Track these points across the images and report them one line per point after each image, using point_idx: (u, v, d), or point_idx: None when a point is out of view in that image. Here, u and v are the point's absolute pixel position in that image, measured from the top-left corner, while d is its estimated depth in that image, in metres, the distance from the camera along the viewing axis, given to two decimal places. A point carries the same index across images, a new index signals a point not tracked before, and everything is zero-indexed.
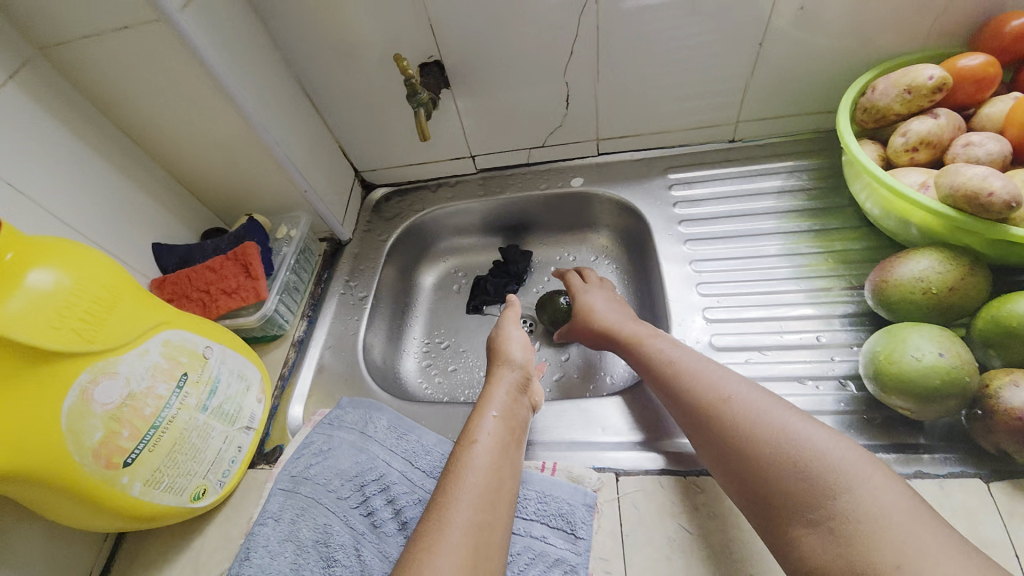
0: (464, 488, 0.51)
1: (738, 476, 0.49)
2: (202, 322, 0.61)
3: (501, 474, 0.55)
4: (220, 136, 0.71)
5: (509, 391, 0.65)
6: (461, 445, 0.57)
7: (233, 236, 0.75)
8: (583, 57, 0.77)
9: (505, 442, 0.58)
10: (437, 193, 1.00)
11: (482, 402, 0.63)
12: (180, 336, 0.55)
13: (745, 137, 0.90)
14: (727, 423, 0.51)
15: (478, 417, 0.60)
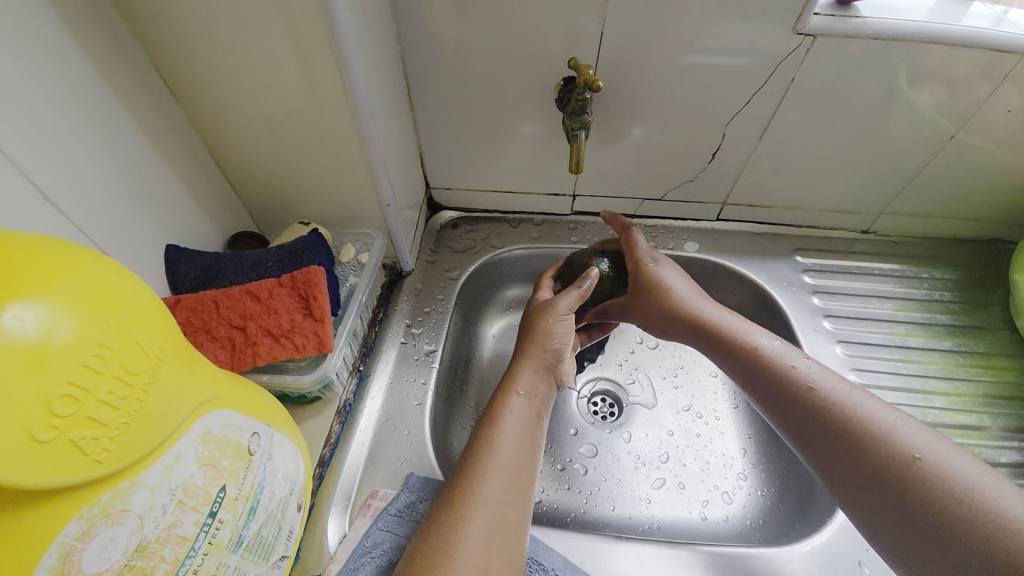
0: (487, 481, 0.49)
1: (861, 490, 0.43)
2: (244, 392, 0.39)
3: (524, 463, 0.52)
4: (302, 114, 0.51)
5: (537, 372, 0.59)
6: (483, 433, 0.53)
7: (287, 251, 0.53)
8: (756, 111, 0.65)
9: (528, 431, 0.55)
10: (519, 229, 0.82)
11: (508, 376, 0.59)
12: (224, 422, 0.34)
13: (880, 231, 0.80)
14: (818, 407, 0.49)
15: (502, 401, 0.56)
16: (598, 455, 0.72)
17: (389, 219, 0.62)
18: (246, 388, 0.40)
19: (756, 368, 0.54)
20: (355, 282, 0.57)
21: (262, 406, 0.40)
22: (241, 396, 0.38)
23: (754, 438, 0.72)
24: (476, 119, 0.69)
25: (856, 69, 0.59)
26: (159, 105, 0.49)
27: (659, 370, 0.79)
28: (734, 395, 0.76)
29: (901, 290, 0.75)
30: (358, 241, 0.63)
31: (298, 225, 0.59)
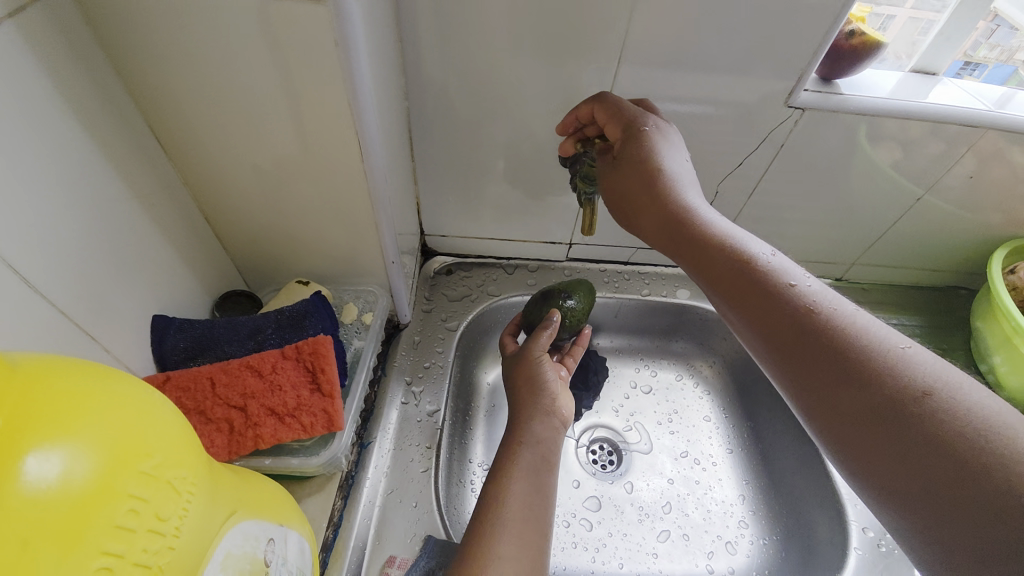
0: (500, 538, 0.45)
1: (843, 392, 0.34)
2: (255, 493, 0.35)
3: (537, 516, 0.48)
4: (310, 174, 0.49)
5: (542, 419, 0.56)
6: (493, 487, 0.50)
7: (288, 316, 0.50)
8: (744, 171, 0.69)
9: (541, 479, 0.51)
10: (515, 275, 0.81)
11: (514, 427, 0.56)
12: (243, 536, 0.30)
13: (851, 278, 0.86)
14: (795, 320, 0.37)
15: (512, 449, 0.53)
16: (602, 509, 0.70)
17: (392, 274, 0.60)
18: (256, 486, 0.36)
19: (747, 293, 0.40)
20: (361, 345, 0.56)
21: (271, 505, 0.37)
22: (254, 500, 0.34)
23: (751, 484, 0.73)
24: (477, 171, 0.69)
25: (833, 138, 0.65)
26: (153, 163, 0.46)
27: (654, 415, 0.79)
28: (727, 440, 0.77)
29: None
30: (360, 298, 0.61)
31: (296, 284, 0.56)
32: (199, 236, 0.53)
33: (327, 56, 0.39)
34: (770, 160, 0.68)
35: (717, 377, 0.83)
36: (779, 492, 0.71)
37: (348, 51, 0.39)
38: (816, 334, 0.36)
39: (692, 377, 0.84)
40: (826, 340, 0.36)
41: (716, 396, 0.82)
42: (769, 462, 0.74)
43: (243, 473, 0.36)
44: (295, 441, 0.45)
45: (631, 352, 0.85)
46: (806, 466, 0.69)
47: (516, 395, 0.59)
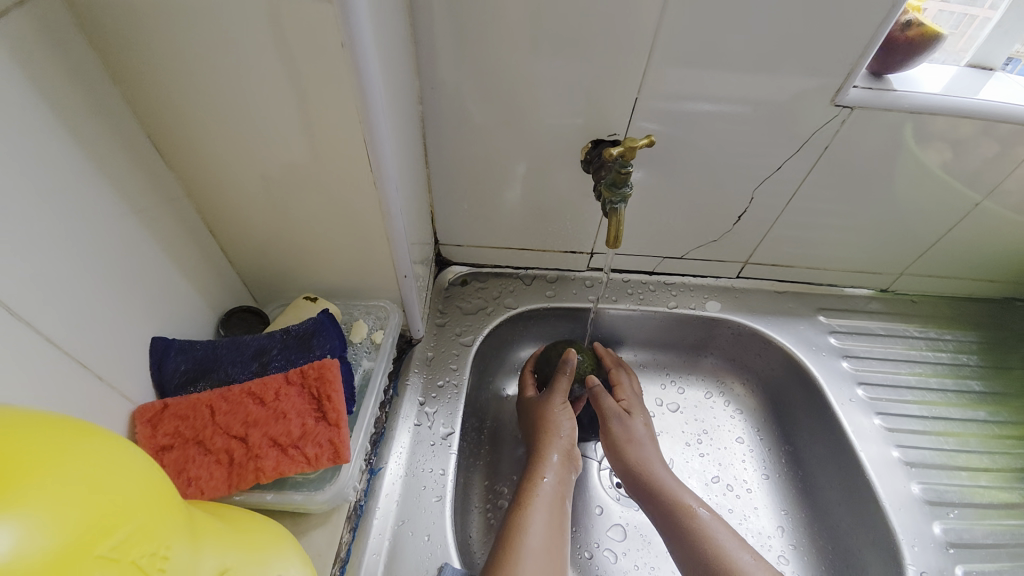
0: (523, 565, 0.49)
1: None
2: (237, 545, 0.33)
3: (555, 549, 0.52)
4: (318, 186, 0.46)
5: (558, 457, 0.59)
6: (514, 518, 0.53)
7: (294, 336, 0.47)
8: (784, 176, 0.63)
9: (558, 514, 0.55)
10: (532, 286, 0.77)
11: (531, 465, 0.59)
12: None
13: (899, 289, 0.79)
14: (687, 531, 0.55)
15: (532, 483, 0.57)
16: (628, 538, 0.65)
17: (405, 290, 0.56)
18: (240, 535, 0.34)
19: (654, 496, 0.58)
20: (370, 365, 0.52)
21: (257, 552, 0.35)
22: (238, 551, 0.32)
23: (790, 513, 0.68)
24: (495, 178, 0.65)
25: (886, 140, 0.59)
26: (154, 175, 0.43)
27: (682, 436, 0.74)
28: (762, 464, 0.72)
29: (928, 353, 0.74)
30: (370, 314, 0.57)
31: (304, 300, 0.52)
32: (202, 250, 0.50)
33: (335, 62, 0.36)
34: (811, 166, 0.62)
35: (750, 396, 0.78)
36: (822, 526, 0.65)
37: (357, 54, 0.36)
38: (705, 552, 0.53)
39: (723, 394, 0.78)
40: (678, 531, 0.55)
41: (749, 417, 0.76)
42: (811, 490, 0.68)
43: (224, 523, 0.34)
44: (298, 474, 0.42)
45: (656, 367, 0.80)
46: (854, 500, 0.63)
47: (532, 437, 0.62)
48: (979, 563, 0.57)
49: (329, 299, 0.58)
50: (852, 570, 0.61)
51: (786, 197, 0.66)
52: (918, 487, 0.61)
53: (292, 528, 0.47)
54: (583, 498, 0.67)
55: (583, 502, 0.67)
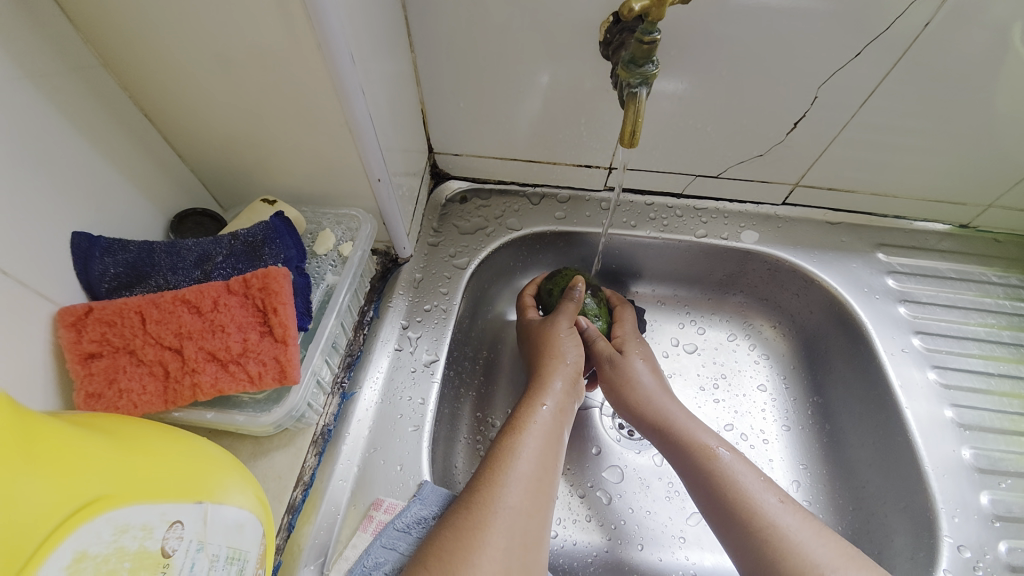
0: (509, 491, 0.43)
1: (726, 520, 0.46)
2: (168, 472, 0.30)
3: (547, 478, 0.46)
4: (255, 51, 0.37)
5: (562, 385, 0.53)
6: (505, 441, 0.47)
7: (242, 242, 0.41)
8: (865, 70, 0.49)
9: (555, 442, 0.48)
10: (540, 206, 0.67)
11: (533, 390, 0.53)
12: (112, 529, 0.25)
13: (982, 226, 0.65)
14: (706, 472, 0.48)
15: (530, 408, 0.50)
16: (625, 480, 0.60)
17: (381, 196, 0.49)
18: (176, 462, 0.31)
19: (672, 433, 0.52)
20: (335, 281, 0.47)
21: (194, 482, 0.31)
22: (159, 483, 0.29)
23: (808, 468, 0.61)
24: (494, 68, 0.53)
25: (1022, 14, 0.43)
26: (51, 36, 0.35)
27: (697, 379, 0.67)
28: (784, 415, 0.65)
29: (1005, 303, 0.62)
30: (340, 225, 0.50)
31: (260, 203, 0.46)
32: (137, 138, 0.43)
33: None
34: (894, 63, 0.48)
35: (781, 340, 0.69)
36: (845, 485, 0.59)
37: None
38: (727, 494, 0.46)
39: (748, 337, 0.70)
40: (696, 471, 0.49)
41: (776, 363, 0.68)
42: (838, 446, 0.61)
43: (163, 449, 0.31)
44: (244, 393, 0.39)
45: (675, 303, 0.72)
46: (887, 461, 0.56)
47: (536, 359, 0.56)
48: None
49: (298, 206, 0.51)
50: (874, 534, 0.55)
51: (858, 101, 0.52)
52: (969, 452, 0.53)
53: (253, 449, 0.44)
54: (579, 437, 0.62)
55: (579, 440, 0.62)
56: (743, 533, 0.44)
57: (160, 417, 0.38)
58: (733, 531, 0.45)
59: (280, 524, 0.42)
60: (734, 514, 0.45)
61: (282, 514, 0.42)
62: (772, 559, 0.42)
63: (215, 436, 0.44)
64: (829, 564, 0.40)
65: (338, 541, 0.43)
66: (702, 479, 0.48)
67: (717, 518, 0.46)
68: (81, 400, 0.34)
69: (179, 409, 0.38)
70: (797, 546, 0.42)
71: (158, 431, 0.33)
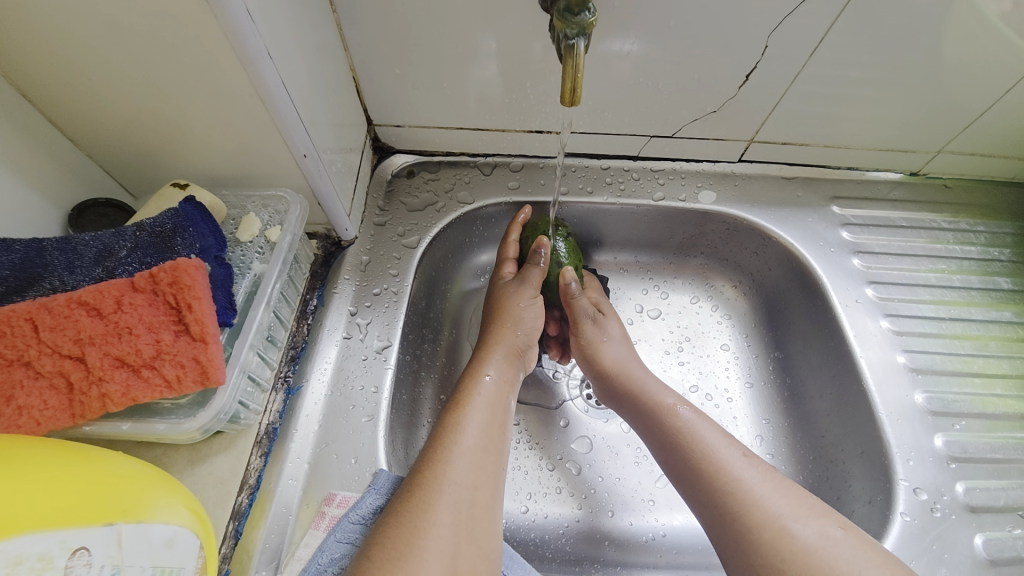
0: (453, 466, 0.41)
1: (691, 480, 0.46)
2: (72, 493, 0.27)
3: (496, 449, 0.45)
4: (134, 14, 0.32)
5: (506, 354, 0.52)
6: (448, 416, 0.45)
7: (149, 233, 0.37)
8: (811, 19, 0.47)
9: (499, 412, 0.47)
10: (492, 177, 0.64)
11: (476, 359, 0.52)
12: (3, 563, 0.23)
13: (931, 172, 0.65)
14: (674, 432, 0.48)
15: (473, 380, 0.49)
16: (594, 450, 0.60)
17: (310, 173, 0.45)
18: (76, 481, 0.28)
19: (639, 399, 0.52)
20: (263, 269, 0.43)
21: (107, 502, 0.29)
22: (61, 505, 0.26)
23: (770, 422, 0.62)
24: (426, 28, 0.49)
25: None
26: None
27: (662, 343, 0.67)
28: (746, 373, 0.65)
29: (953, 248, 0.63)
30: (266, 208, 0.46)
31: (170, 188, 0.42)
32: (14, 123, 0.37)
33: None
34: (838, 12, 0.46)
35: (742, 299, 0.69)
36: (806, 436, 0.60)
37: None
38: (692, 452, 0.46)
39: (710, 298, 0.70)
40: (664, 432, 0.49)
41: (738, 323, 0.68)
42: (799, 399, 0.62)
43: (63, 468, 0.29)
44: (165, 400, 0.36)
45: (637, 269, 0.71)
46: (844, 410, 0.57)
47: (486, 328, 0.55)
48: (981, 478, 0.51)
49: (219, 190, 0.47)
50: (834, 481, 0.56)
51: (804, 53, 0.50)
52: (923, 396, 0.54)
53: (190, 457, 0.41)
54: (546, 411, 0.62)
55: (546, 414, 0.61)
56: (705, 490, 0.44)
57: (72, 433, 0.35)
58: (691, 486, 0.46)
59: (226, 532, 0.40)
60: (695, 474, 0.45)
61: (227, 522, 0.40)
62: (732, 511, 0.42)
63: (146, 446, 0.41)
64: (789, 516, 0.41)
65: (291, 541, 0.41)
66: (667, 444, 0.48)
67: (678, 472, 0.47)
68: None
69: (91, 422, 0.34)
70: (757, 500, 0.42)
71: (52, 452, 0.29)
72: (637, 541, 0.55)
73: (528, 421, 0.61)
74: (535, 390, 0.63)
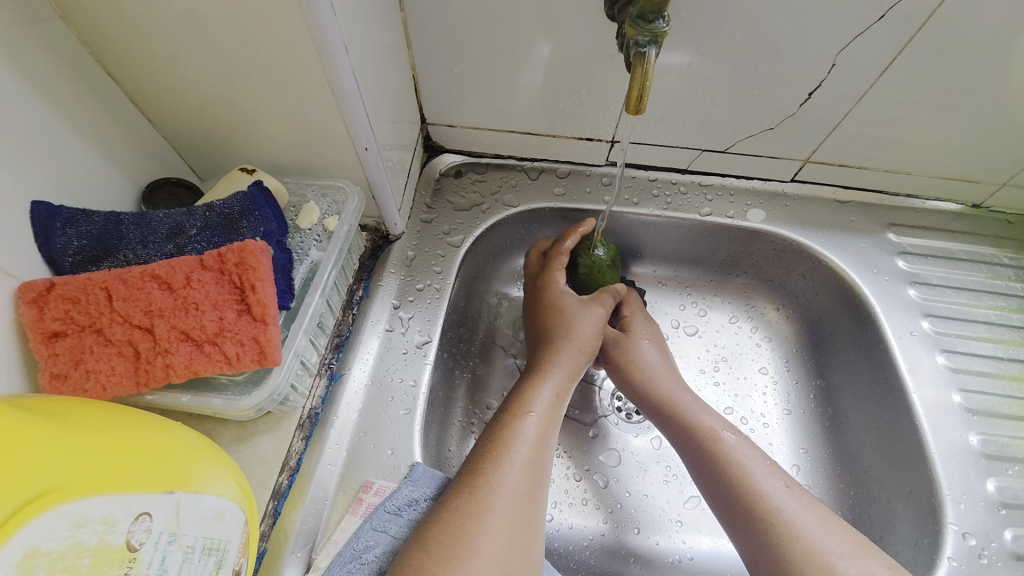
0: (508, 473, 0.41)
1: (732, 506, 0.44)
2: (133, 461, 0.28)
3: (547, 458, 0.44)
4: (228, 5, 0.33)
5: (571, 363, 0.51)
6: (506, 421, 0.45)
7: (218, 214, 0.39)
8: (885, 41, 0.45)
9: (554, 422, 0.47)
10: (538, 182, 0.64)
11: (538, 366, 0.51)
12: (68, 524, 0.23)
13: (995, 205, 0.63)
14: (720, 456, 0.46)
15: (531, 387, 0.48)
16: (623, 464, 0.59)
17: (369, 166, 0.46)
18: (138, 448, 0.30)
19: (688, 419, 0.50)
20: (320, 257, 0.45)
21: (166, 470, 0.30)
22: (122, 474, 0.27)
23: (809, 452, 0.60)
24: (490, 31, 0.49)
25: None
26: None
27: (698, 361, 0.65)
28: (786, 398, 0.63)
29: (1016, 285, 0.60)
30: (325, 197, 0.47)
31: (238, 172, 0.44)
32: (103, 102, 0.40)
33: None
34: (914, 33, 0.45)
35: (784, 323, 0.67)
36: (847, 469, 0.58)
37: None
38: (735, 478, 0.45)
39: (751, 319, 0.68)
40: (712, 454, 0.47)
41: (779, 346, 0.66)
42: (840, 431, 0.60)
43: (127, 436, 0.30)
44: (222, 376, 0.37)
45: (677, 284, 0.70)
46: (890, 445, 0.55)
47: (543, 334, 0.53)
48: None
49: (280, 177, 0.48)
50: (875, 519, 0.54)
51: (872, 76, 0.49)
52: (977, 438, 0.52)
53: (236, 433, 0.42)
54: (577, 419, 0.61)
55: (577, 423, 0.61)
56: (747, 520, 0.43)
57: (133, 400, 0.36)
58: (732, 513, 0.44)
59: (265, 511, 0.41)
60: (739, 502, 0.44)
61: (267, 500, 0.41)
62: (773, 540, 0.41)
63: (196, 419, 0.42)
64: (833, 552, 0.39)
65: (326, 527, 0.42)
66: (711, 468, 0.47)
67: (715, 495, 0.46)
68: (46, 382, 0.31)
69: (152, 391, 0.36)
70: (799, 535, 0.40)
71: (116, 417, 0.31)
72: (662, 561, 0.54)
73: (558, 427, 0.60)
74: (568, 398, 0.62)
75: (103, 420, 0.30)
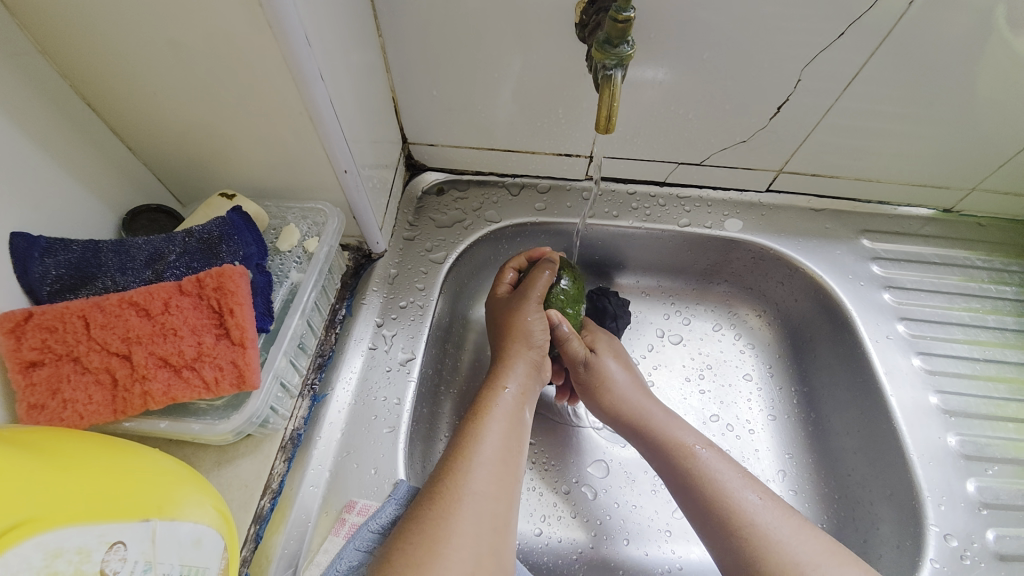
0: (474, 476, 0.42)
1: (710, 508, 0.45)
2: (111, 488, 0.29)
3: (513, 462, 0.45)
4: (205, 37, 0.34)
5: (525, 367, 0.52)
6: (469, 427, 0.46)
7: (197, 239, 0.39)
8: (846, 54, 0.47)
9: (517, 425, 0.47)
10: (520, 197, 0.65)
11: (495, 371, 0.51)
12: (44, 555, 0.24)
13: (965, 210, 0.64)
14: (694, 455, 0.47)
15: (493, 392, 0.49)
16: (610, 475, 0.59)
17: (348, 188, 0.47)
18: (115, 474, 0.30)
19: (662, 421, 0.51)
20: (299, 278, 0.45)
21: (143, 496, 0.30)
22: (98, 501, 0.27)
23: (794, 457, 0.61)
24: (467, 54, 0.51)
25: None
26: None
27: (682, 370, 0.66)
28: (770, 405, 0.64)
29: (988, 287, 0.62)
30: (305, 220, 0.48)
31: (218, 197, 0.44)
32: (83, 132, 0.40)
33: None
34: (874, 48, 0.47)
35: (766, 329, 0.68)
36: (831, 473, 0.58)
37: None
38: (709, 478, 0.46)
39: (733, 326, 0.69)
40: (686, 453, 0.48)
41: (762, 353, 0.67)
42: (824, 435, 0.60)
43: (103, 464, 0.30)
44: (202, 401, 0.37)
45: (659, 294, 0.71)
46: (873, 448, 0.55)
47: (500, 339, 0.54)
48: (1012, 526, 0.49)
49: (261, 200, 0.49)
50: (860, 523, 0.54)
51: (837, 88, 0.51)
52: (955, 439, 0.53)
53: (218, 457, 0.42)
54: (563, 432, 0.61)
55: (564, 437, 0.61)
56: (729, 525, 0.43)
57: (111, 427, 0.36)
58: (704, 511, 0.45)
59: (247, 535, 0.41)
60: (717, 505, 0.44)
61: (249, 524, 0.41)
62: (755, 541, 0.42)
63: (178, 443, 0.42)
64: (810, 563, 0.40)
65: (309, 549, 0.41)
66: (688, 471, 0.47)
67: (693, 494, 0.46)
68: (22, 413, 0.31)
69: (131, 418, 0.36)
70: (778, 538, 0.41)
71: (90, 445, 0.31)
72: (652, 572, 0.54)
73: (545, 440, 0.61)
74: (554, 411, 0.63)
75: (77, 448, 0.30)
